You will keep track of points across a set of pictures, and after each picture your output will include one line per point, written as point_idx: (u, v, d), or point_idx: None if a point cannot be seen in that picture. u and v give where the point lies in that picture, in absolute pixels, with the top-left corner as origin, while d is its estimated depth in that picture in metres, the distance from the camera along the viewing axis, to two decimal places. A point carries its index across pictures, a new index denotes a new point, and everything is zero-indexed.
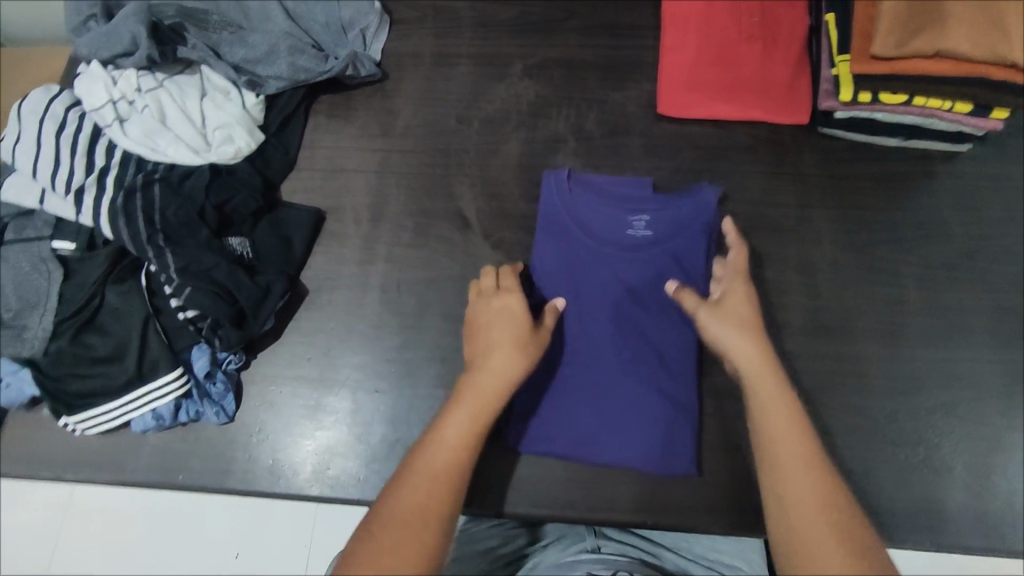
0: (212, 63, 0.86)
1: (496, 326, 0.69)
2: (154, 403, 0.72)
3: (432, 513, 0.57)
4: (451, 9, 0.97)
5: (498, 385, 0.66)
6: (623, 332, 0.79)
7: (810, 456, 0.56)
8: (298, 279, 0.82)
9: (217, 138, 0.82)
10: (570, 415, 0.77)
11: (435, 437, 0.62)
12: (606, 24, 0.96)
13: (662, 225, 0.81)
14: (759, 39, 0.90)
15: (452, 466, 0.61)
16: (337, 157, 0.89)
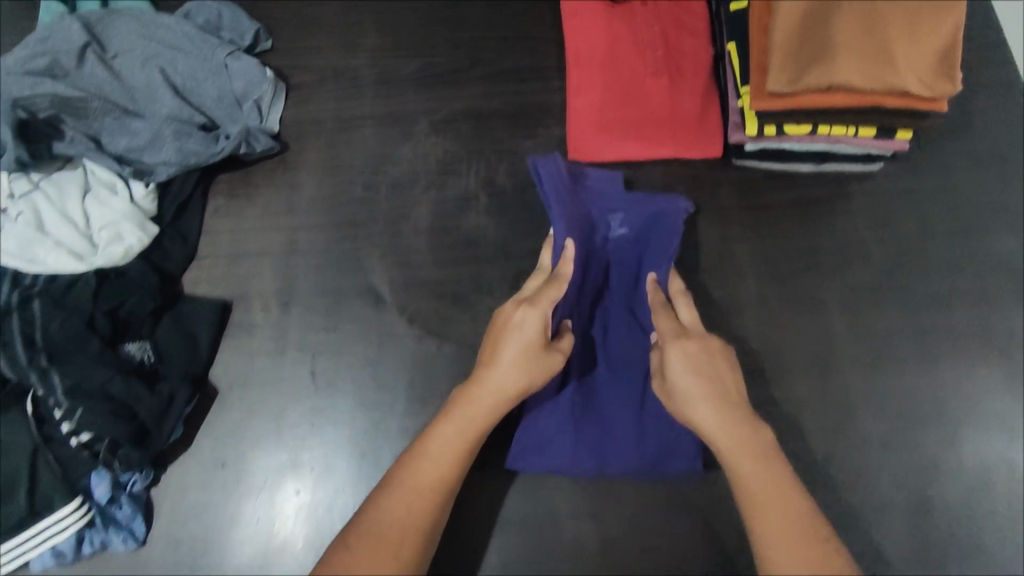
0: (93, 155, 0.80)
1: (504, 341, 0.66)
2: (53, 540, 0.66)
3: (412, 525, 0.60)
4: (350, 68, 0.94)
5: (502, 400, 0.65)
6: (606, 336, 0.79)
7: (773, 473, 0.59)
8: (207, 378, 0.78)
9: (103, 240, 0.77)
10: (564, 431, 0.73)
11: (427, 451, 0.63)
12: (511, 68, 0.93)
13: (637, 224, 0.79)
14: (664, 73, 0.88)
15: (442, 476, 0.63)
16: (240, 239, 0.84)
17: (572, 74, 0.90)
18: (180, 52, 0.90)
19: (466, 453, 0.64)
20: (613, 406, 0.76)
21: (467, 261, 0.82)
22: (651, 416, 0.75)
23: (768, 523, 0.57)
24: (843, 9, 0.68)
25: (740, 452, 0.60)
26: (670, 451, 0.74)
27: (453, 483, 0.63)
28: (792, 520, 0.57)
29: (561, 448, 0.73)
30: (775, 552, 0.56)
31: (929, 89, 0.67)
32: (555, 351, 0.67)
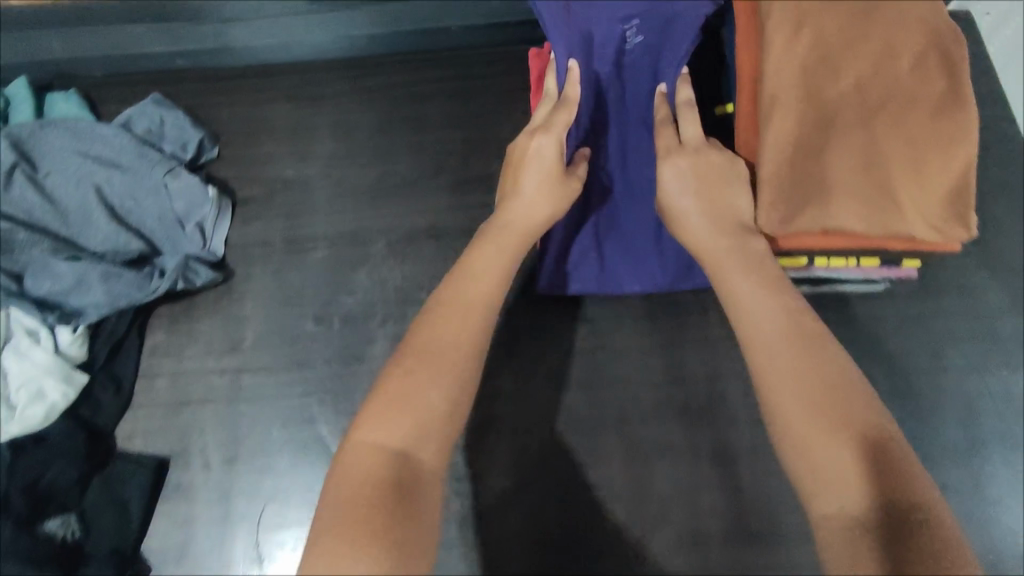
0: (14, 301, 0.73)
1: (524, 176, 0.61)
2: None
3: (461, 343, 0.52)
4: (303, 180, 0.87)
5: (532, 231, 0.61)
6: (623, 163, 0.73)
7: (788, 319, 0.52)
8: (139, 551, 0.71)
9: (21, 400, 0.69)
10: (586, 258, 0.74)
11: (464, 275, 0.56)
12: (476, 176, 0.85)
13: (655, 28, 0.65)
14: None
15: (476, 333, 0.52)
16: (180, 383, 0.77)
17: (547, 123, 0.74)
18: (116, 169, 0.83)
19: (507, 276, 0.58)
20: (635, 222, 0.74)
21: None
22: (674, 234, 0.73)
23: (792, 361, 0.50)
24: (839, 143, 0.61)
25: (728, 263, 0.57)
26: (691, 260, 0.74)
27: (492, 312, 0.54)
28: (835, 392, 0.48)
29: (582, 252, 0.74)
30: (775, 400, 0.49)
31: (937, 232, 0.61)
32: (572, 180, 0.63)
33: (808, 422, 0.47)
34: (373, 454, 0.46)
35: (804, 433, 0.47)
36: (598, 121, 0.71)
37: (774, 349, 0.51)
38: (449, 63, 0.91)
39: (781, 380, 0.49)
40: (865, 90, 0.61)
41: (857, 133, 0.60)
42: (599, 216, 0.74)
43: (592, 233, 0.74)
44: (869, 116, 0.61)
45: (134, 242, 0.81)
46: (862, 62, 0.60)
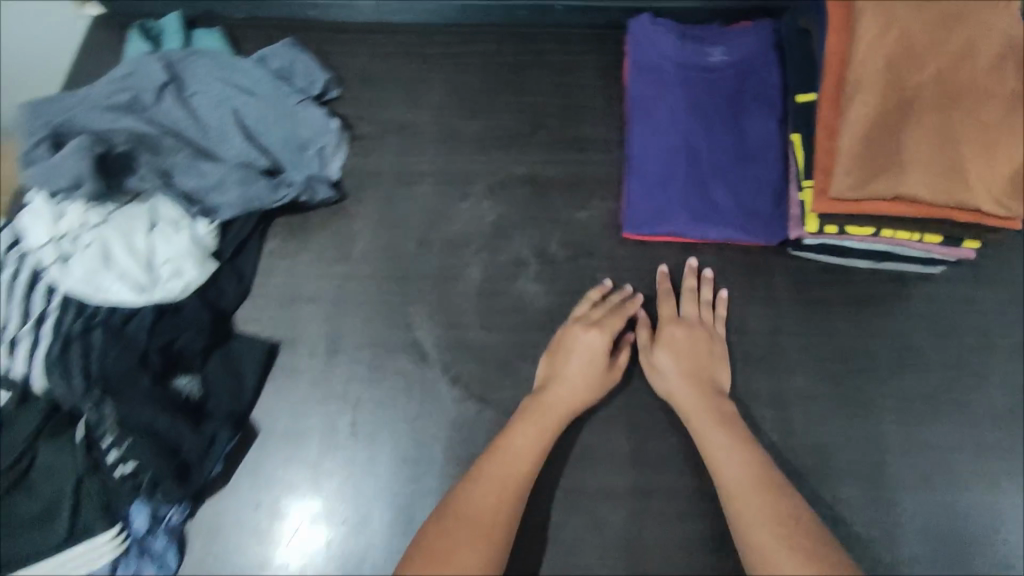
0: (165, 190, 0.83)
1: (574, 360, 0.76)
2: (91, 564, 0.69)
3: (496, 521, 0.67)
4: (414, 123, 0.96)
5: (571, 410, 0.75)
6: (706, 127, 0.90)
7: (754, 462, 0.69)
8: (250, 416, 0.80)
9: (164, 274, 0.79)
10: (669, 197, 0.86)
11: (502, 455, 0.71)
12: (570, 138, 0.95)
13: (730, 50, 0.94)
14: (728, 147, 0.89)
15: (517, 478, 0.70)
16: (292, 283, 0.86)
17: (626, 120, 0.94)
18: (251, 95, 0.93)
19: (538, 448, 0.72)
20: (715, 172, 0.87)
21: (514, 327, 0.82)
22: (744, 189, 0.86)
23: (751, 507, 0.67)
24: (917, 123, 0.69)
25: (704, 420, 0.73)
26: (755, 213, 0.85)
27: (526, 469, 0.70)
28: (785, 528, 0.65)
29: (666, 203, 0.86)
30: (756, 533, 0.65)
31: (999, 208, 0.69)
32: (614, 367, 0.78)
33: (788, 547, 0.63)
34: None
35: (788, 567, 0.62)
36: (686, 92, 0.92)
37: (745, 491, 0.68)
38: (552, 39, 1.01)
39: (754, 516, 0.66)
40: (944, 81, 0.70)
41: (933, 117, 0.69)
42: (682, 164, 0.88)
43: (678, 177, 0.87)
44: (946, 103, 0.69)
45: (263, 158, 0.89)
46: (942, 59, 0.70)
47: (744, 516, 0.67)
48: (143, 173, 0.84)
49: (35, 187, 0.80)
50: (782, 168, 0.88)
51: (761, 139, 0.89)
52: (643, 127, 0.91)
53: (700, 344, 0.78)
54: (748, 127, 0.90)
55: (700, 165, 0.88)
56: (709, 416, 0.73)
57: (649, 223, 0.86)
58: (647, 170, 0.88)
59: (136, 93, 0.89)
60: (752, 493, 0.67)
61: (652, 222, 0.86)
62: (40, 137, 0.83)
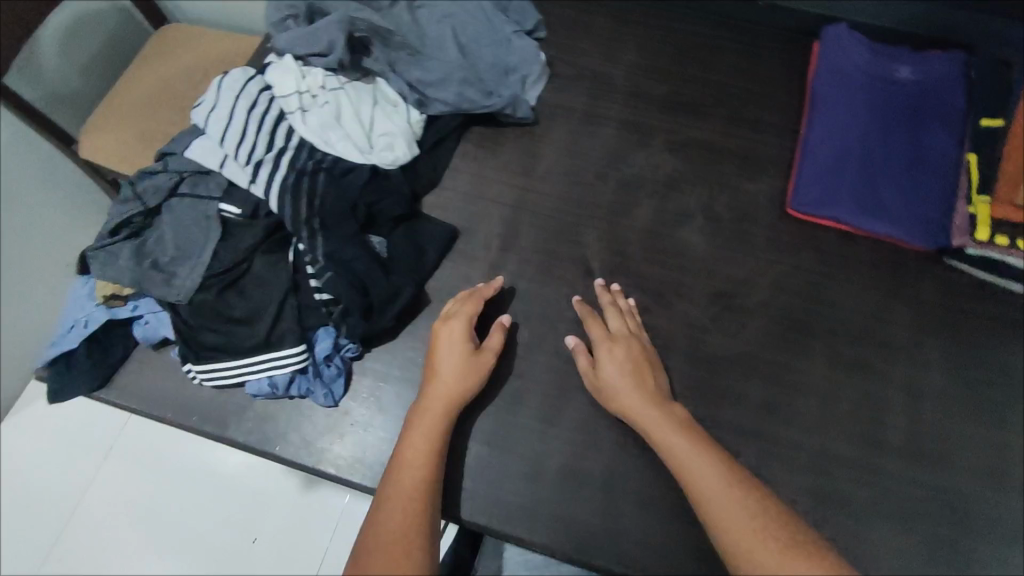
0: (390, 75, 0.93)
1: (446, 356, 0.76)
2: (274, 371, 0.75)
3: (411, 524, 0.65)
4: (607, 74, 1.04)
5: (453, 404, 0.73)
6: (883, 132, 0.95)
7: (709, 464, 0.67)
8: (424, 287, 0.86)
9: (379, 144, 0.88)
10: (837, 185, 0.92)
11: (400, 468, 0.69)
12: (748, 118, 1.01)
13: (918, 69, 0.99)
14: (902, 154, 0.93)
15: (423, 480, 0.68)
16: (478, 183, 0.94)
17: (804, 114, 1.00)
18: (474, 15, 1.00)
19: (435, 447, 0.71)
20: (885, 173, 0.92)
21: (673, 267, 0.89)
22: (911, 194, 0.90)
23: (717, 512, 0.63)
24: None
25: (663, 427, 0.70)
26: (920, 217, 0.89)
27: (428, 472, 0.69)
28: (759, 537, 0.61)
29: (835, 191, 0.91)
30: (732, 538, 0.61)
31: None
32: (483, 351, 0.77)
33: (763, 548, 0.60)
34: None
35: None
36: (868, 98, 0.98)
37: (710, 492, 0.65)
38: (745, 29, 1.08)
39: (723, 521, 0.62)
40: None
41: None
42: (854, 159, 0.93)
43: (848, 169, 0.92)
44: None
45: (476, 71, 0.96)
46: None
47: (716, 521, 0.63)
48: (376, 58, 0.93)
49: (284, 51, 0.91)
50: (955, 182, 0.91)
51: (938, 152, 0.93)
52: (821, 120, 0.97)
53: (630, 361, 0.76)
54: (927, 142, 0.94)
55: (874, 165, 0.93)
56: (664, 421, 0.70)
57: (814, 204, 0.91)
58: (818, 159, 0.94)
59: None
60: (713, 497, 0.64)
61: (816, 203, 0.91)
62: (299, 13, 0.96)
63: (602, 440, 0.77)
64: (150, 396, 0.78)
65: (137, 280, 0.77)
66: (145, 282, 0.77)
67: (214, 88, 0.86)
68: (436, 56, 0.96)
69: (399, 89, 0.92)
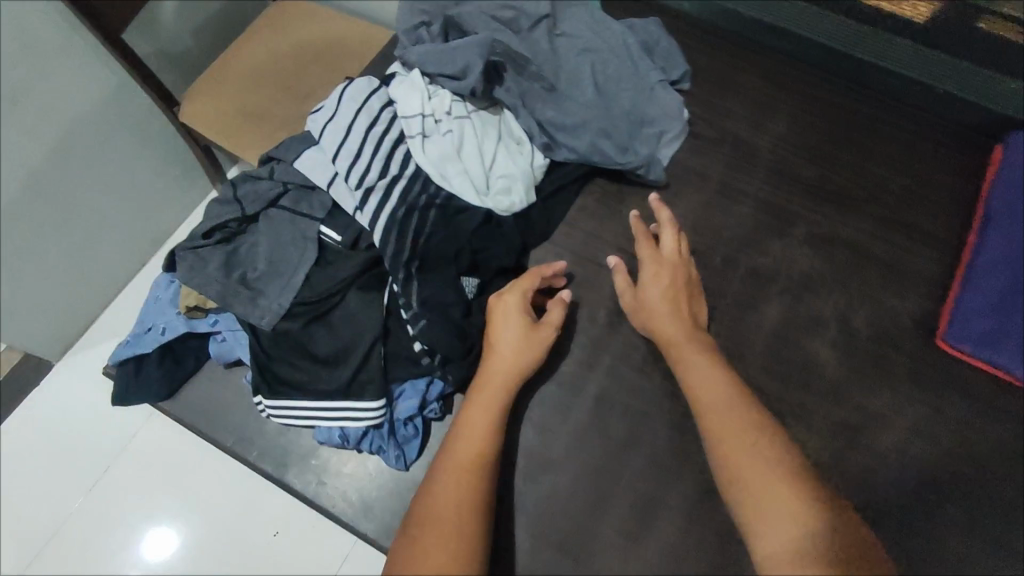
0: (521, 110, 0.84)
1: (502, 329, 0.70)
2: (347, 423, 0.69)
3: (466, 502, 0.62)
4: (751, 144, 0.93)
5: (512, 381, 0.68)
6: None
7: (717, 382, 0.68)
8: None
9: (497, 185, 0.80)
10: (1003, 325, 0.80)
11: (456, 445, 0.65)
12: (906, 222, 0.89)
13: None
14: None
15: (479, 457, 0.64)
16: (592, 245, 0.85)
17: (974, 227, 0.87)
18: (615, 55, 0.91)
19: (490, 422, 0.66)
20: None
21: (796, 383, 0.79)
22: None
23: (717, 426, 0.65)
24: None
25: (681, 346, 0.72)
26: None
27: (480, 448, 0.65)
28: (749, 451, 0.62)
29: (1002, 331, 0.80)
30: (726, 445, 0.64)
31: None
32: (541, 326, 0.71)
33: (753, 462, 0.62)
34: None
35: (751, 484, 0.61)
36: None
37: (713, 404, 0.66)
38: (915, 116, 0.95)
39: (719, 429, 0.65)
40: None
41: None
42: None
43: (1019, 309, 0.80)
44: None
45: (614, 119, 0.86)
46: None
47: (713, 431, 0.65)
48: (508, 88, 0.84)
49: (413, 64, 0.83)
50: None
51: None
52: (996, 242, 0.84)
53: (665, 296, 0.75)
54: None
55: None
56: (686, 343, 0.72)
57: (974, 341, 0.79)
58: (987, 288, 0.82)
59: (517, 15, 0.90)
60: (712, 408, 0.66)
61: (975, 342, 0.79)
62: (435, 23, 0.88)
63: (692, 574, 0.68)
64: (214, 420, 0.74)
65: (223, 295, 0.71)
66: (231, 298, 0.72)
67: (334, 98, 0.80)
68: (573, 94, 0.87)
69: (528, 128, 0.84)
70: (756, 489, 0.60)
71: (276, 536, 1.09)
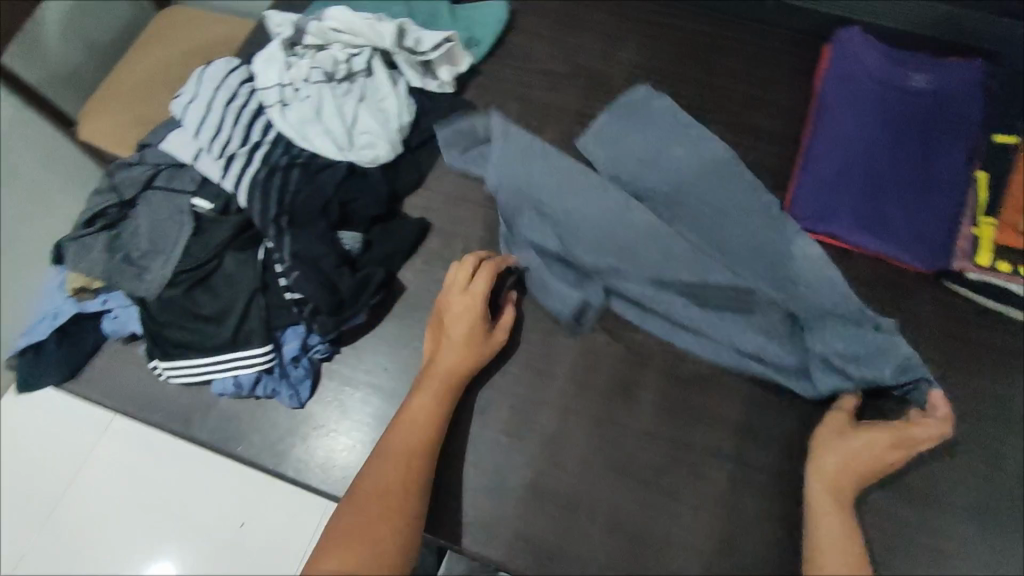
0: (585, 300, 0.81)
1: (454, 326, 0.75)
2: (239, 370, 0.75)
3: (407, 484, 0.67)
4: (604, 74, 1.00)
5: (456, 380, 0.74)
6: (896, 141, 0.88)
7: (846, 537, 0.65)
8: (396, 277, 0.85)
9: (361, 142, 0.86)
10: (838, 201, 0.87)
11: (402, 430, 0.70)
12: (750, 124, 0.96)
13: (939, 75, 0.91)
14: (913, 166, 0.87)
15: (422, 442, 0.70)
16: (462, 185, 0.91)
17: (810, 118, 0.94)
18: (692, 189, 0.86)
19: (435, 413, 0.72)
20: (893, 188, 0.86)
21: None
22: (921, 212, 0.85)
23: None
24: None
25: (826, 505, 0.67)
26: (926, 238, 0.84)
27: (426, 436, 0.70)
28: None
29: (833, 208, 0.86)
30: None
31: None
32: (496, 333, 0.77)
33: None
34: (336, 573, 0.61)
35: None
36: (885, 103, 0.90)
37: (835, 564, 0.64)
38: (753, 29, 1.03)
39: None
40: None
41: None
42: (861, 172, 0.87)
43: (853, 184, 0.87)
44: None
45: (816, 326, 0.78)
46: None
47: None
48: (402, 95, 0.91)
49: (323, 124, 0.85)
50: (964, 201, 0.85)
51: (952, 167, 0.86)
52: (829, 127, 0.91)
53: (888, 451, 0.70)
54: (935, 153, 0.87)
55: (882, 178, 0.87)
56: (832, 504, 0.68)
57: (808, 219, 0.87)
58: (820, 172, 0.88)
59: (436, 37, 0.92)
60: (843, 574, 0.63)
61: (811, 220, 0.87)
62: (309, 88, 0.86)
63: (567, 455, 0.75)
64: (120, 392, 0.78)
65: (108, 274, 0.76)
66: (116, 276, 0.76)
67: (194, 79, 0.85)
68: (624, 252, 0.81)
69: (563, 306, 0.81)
70: None
71: (243, 526, 1.14)
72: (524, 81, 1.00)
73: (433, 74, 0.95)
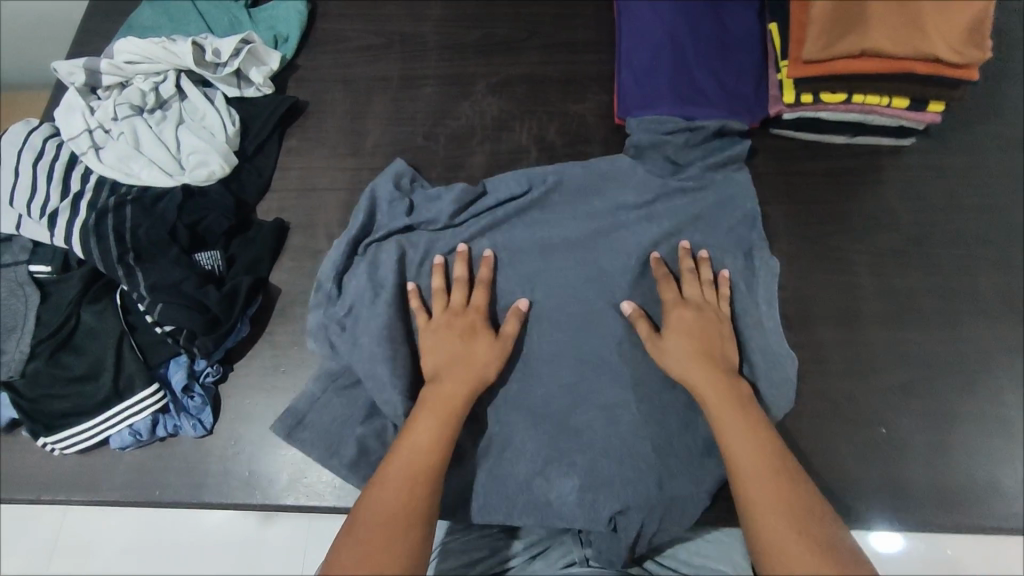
0: (373, 205, 0.83)
1: (461, 337, 0.74)
2: (131, 418, 0.73)
3: (411, 513, 0.60)
4: (417, 34, 1.01)
5: (468, 392, 0.70)
6: (691, 17, 0.94)
7: (738, 409, 0.66)
8: (269, 280, 0.85)
9: (190, 162, 0.84)
10: (657, 85, 0.91)
11: (405, 451, 0.65)
12: (565, 41, 1.00)
13: None
14: (711, 36, 0.93)
15: (427, 464, 0.64)
16: (310, 177, 0.92)
17: (614, 22, 0.99)
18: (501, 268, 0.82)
19: (440, 435, 0.66)
20: (699, 61, 0.92)
21: None
22: (728, 75, 0.91)
23: (741, 443, 0.63)
24: None
25: (701, 379, 0.69)
26: (739, 96, 0.90)
27: (432, 460, 0.64)
28: (747, 433, 0.64)
29: (655, 89, 0.91)
30: (745, 478, 0.61)
31: (958, 56, 0.76)
32: (506, 335, 0.76)
33: (763, 459, 0.61)
34: None
35: (753, 486, 0.60)
36: None
37: (732, 428, 0.64)
38: None
39: (735, 453, 0.62)
40: None
41: None
42: (669, 54, 0.92)
43: (666, 67, 0.92)
44: None
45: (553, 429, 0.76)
46: None
47: (736, 459, 0.62)
48: (226, 108, 0.90)
49: (144, 153, 0.83)
50: (761, 55, 0.93)
51: (743, 28, 0.94)
52: (631, 22, 0.96)
53: (693, 362, 0.71)
54: (729, 19, 0.94)
55: (686, 54, 0.92)
56: (715, 387, 0.68)
57: (636, 108, 0.91)
58: (636, 62, 0.93)
59: (236, 40, 0.90)
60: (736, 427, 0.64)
61: (640, 110, 0.91)
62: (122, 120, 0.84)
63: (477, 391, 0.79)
64: (18, 481, 0.75)
65: None
66: None
67: None
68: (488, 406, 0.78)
69: (436, 217, 0.83)
70: (773, 496, 0.58)
71: None
72: (343, 62, 1.00)
73: (248, 79, 0.94)
